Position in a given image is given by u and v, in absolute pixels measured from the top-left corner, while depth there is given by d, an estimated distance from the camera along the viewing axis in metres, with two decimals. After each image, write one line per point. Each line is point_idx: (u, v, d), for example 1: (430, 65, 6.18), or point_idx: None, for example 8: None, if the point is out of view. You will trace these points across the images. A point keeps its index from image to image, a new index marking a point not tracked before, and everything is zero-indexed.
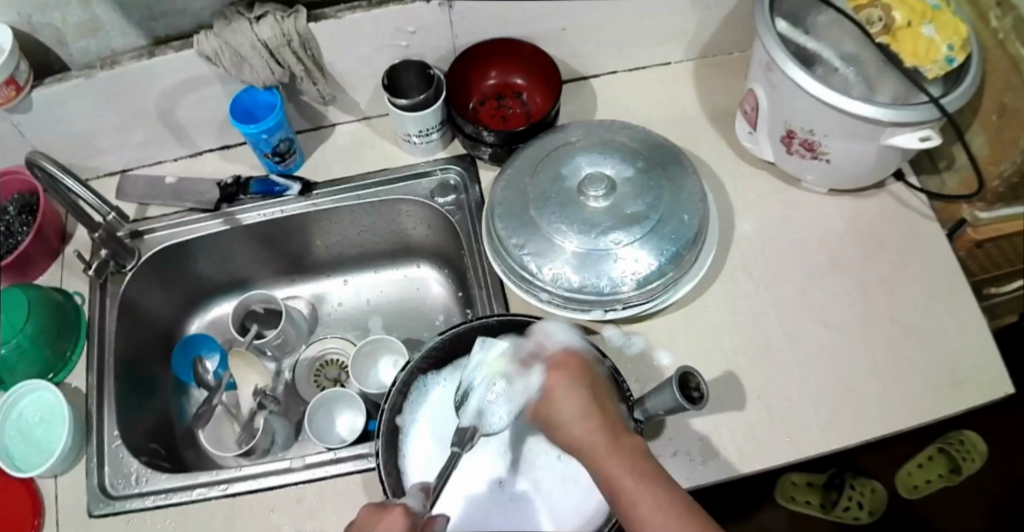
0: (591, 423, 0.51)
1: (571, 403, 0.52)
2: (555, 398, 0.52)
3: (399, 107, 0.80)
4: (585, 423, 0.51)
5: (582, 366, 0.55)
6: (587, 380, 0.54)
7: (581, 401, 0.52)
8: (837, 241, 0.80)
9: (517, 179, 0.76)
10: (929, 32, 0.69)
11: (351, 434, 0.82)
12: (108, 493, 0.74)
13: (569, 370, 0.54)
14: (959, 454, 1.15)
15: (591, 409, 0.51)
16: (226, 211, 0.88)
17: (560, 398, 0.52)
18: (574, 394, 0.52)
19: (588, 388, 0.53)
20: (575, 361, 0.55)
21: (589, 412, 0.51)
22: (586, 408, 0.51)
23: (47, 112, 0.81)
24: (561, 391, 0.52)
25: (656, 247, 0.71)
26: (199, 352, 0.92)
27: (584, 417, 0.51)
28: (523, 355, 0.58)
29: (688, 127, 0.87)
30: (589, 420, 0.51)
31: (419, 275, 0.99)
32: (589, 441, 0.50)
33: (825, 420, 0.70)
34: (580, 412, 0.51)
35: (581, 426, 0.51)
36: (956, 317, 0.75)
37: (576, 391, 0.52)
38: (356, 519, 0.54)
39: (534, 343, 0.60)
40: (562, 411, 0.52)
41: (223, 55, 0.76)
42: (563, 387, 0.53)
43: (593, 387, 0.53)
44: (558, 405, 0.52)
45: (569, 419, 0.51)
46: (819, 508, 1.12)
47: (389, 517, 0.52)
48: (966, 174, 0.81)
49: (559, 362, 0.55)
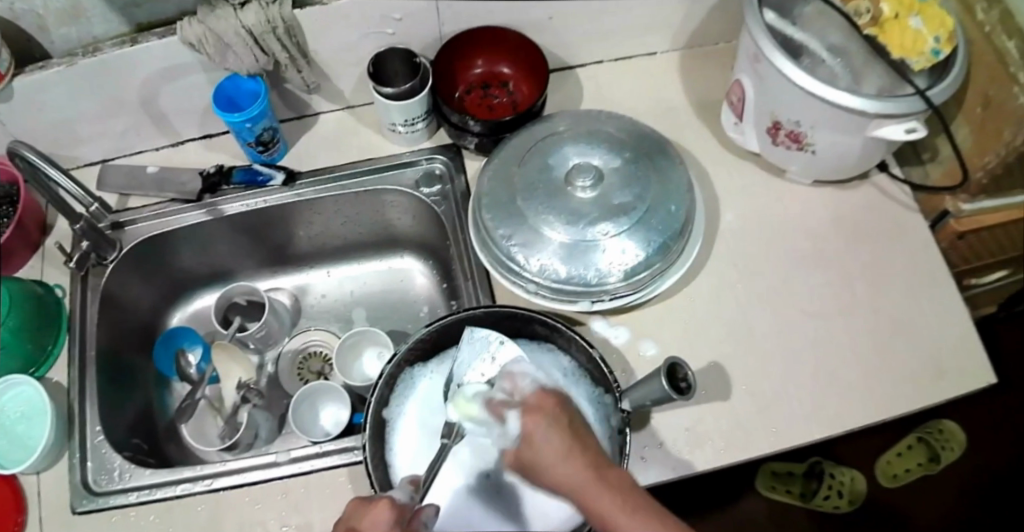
0: (575, 461, 0.46)
1: (552, 444, 0.47)
2: (534, 442, 0.47)
3: (384, 96, 0.79)
4: (567, 462, 0.46)
5: (558, 402, 0.50)
6: (565, 415, 0.49)
7: (561, 438, 0.47)
8: (822, 232, 0.80)
9: (505, 169, 0.75)
10: (916, 24, 0.69)
11: (335, 428, 0.81)
12: (91, 490, 0.73)
13: (547, 413, 0.49)
14: (938, 443, 1.17)
15: (572, 446, 0.46)
16: (209, 202, 0.87)
17: (539, 442, 0.47)
18: (556, 432, 0.47)
19: (567, 421, 0.48)
20: (552, 402, 0.50)
21: (572, 449, 0.46)
22: (565, 447, 0.47)
23: (27, 101, 0.80)
24: (540, 433, 0.48)
25: (644, 238, 0.71)
26: (182, 345, 0.90)
27: (565, 458, 0.46)
28: (496, 400, 0.54)
29: (674, 117, 0.87)
30: (571, 458, 0.46)
31: (403, 267, 0.98)
32: (570, 480, 0.46)
33: (811, 410, 0.70)
34: (560, 452, 0.46)
35: (564, 468, 0.46)
36: (940, 308, 0.75)
37: (555, 429, 0.48)
38: (343, 514, 0.54)
39: (504, 389, 0.55)
40: (539, 452, 0.47)
41: (206, 42, 0.75)
42: (541, 428, 0.48)
43: (574, 424, 0.48)
44: (537, 445, 0.47)
45: (550, 460, 0.46)
46: (798, 498, 1.13)
47: (374, 512, 0.52)
48: (951, 164, 0.82)
49: (534, 405, 0.50)
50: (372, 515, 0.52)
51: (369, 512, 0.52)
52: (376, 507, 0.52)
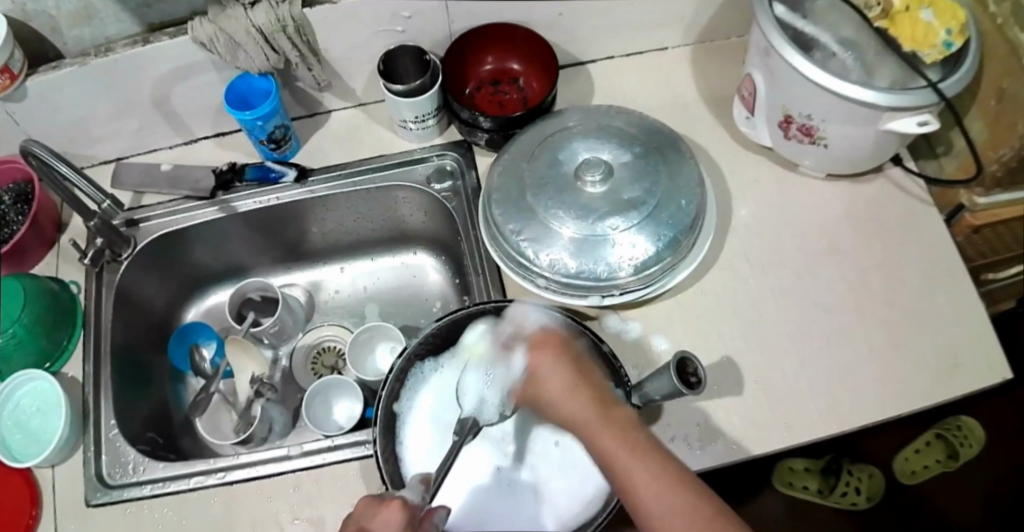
0: (580, 397, 0.51)
1: (556, 380, 0.52)
2: (541, 374, 0.52)
3: (395, 93, 0.79)
4: (572, 395, 0.51)
5: (562, 340, 0.55)
6: (569, 354, 0.54)
7: (567, 375, 0.52)
8: (834, 225, 0.80)
9: (516, 164, 0.75)
10: (927, 17, 0.69)
11: (348, 422, 0.81)
12: (106, 482, 0.74)
13: (550, 348, 0.54)
14: (957, 439, 1.14)
15: (576, 384, 0.51)
16: (222, 199, 0.87)
17: (544, 376, 0.52)
18: (560, 367, 0.52)
19: (573, 360, 0.53)
20: (556, 339, 0.55)
21: (575, 385, 0.51)
22: (571, 384, 0.51)
23: (42, 100, 0.81)
24: (544, 370, 0.52)
25: (654, 233, 0.71)
26: (196, 340, 0.91)
27: (569, 394, 0.51)
28: (503, 342, 0.58)
29: (685, 112, 0.87)
30: (577, 395, 0.51)
31: (416, 263, 0.98)
32: (580, 413, 0.51)
33: (824, 406, 0.69)
34: (564, 387, 0.51)
35: (571, 402, 0.51)
36: (955, 302, 0.74)
37: (558, 367, 0.52)
38: (354, 512, 0.54)
39: (513, 325, 0.59)
40: (549, 389, 0.52)
41: (218, 41, 0.76)
42: (547, 365, 0.52)
43: (578, 362, 0.53)
44: (545, 379, 0.52)
45: (557, 395, 0.51)
46: (817, 494, 1.12)
47: (385, 512, 0.52)
48: (964, 158, 0.81)
49: (540, 341, 0.54)
50: (383, 514, 0.52)
51: (382, 511, 0.52)
52: (387, 507, 0.52)
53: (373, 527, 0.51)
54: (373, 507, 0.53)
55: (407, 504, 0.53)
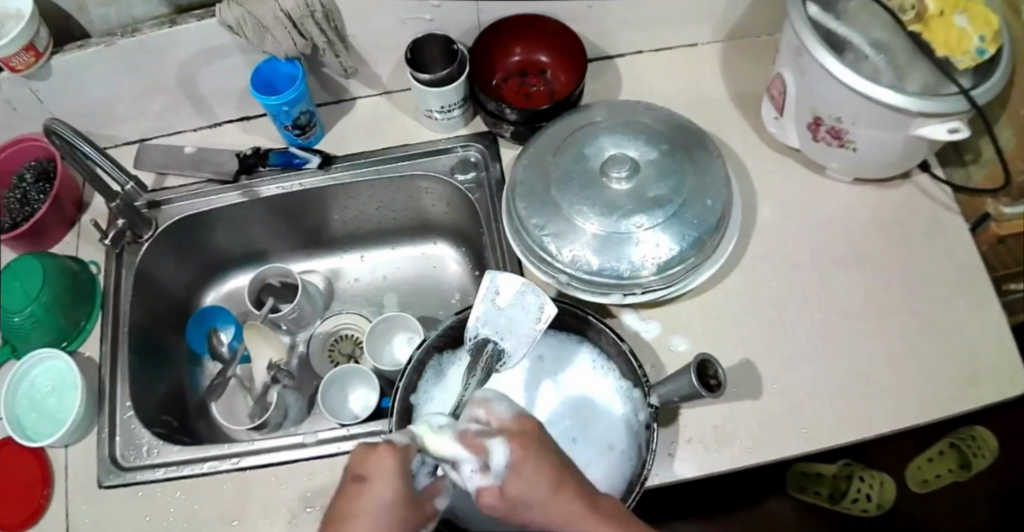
0: (568, 494, 0.45)
1: (537, 485, 0.44)
2: (518, 479, 0.44)
3: (421, 83, 0.79)
4: (559, 494, 0.44)
5: (537, 427, 0.47)
6: (547, 442, 0.47)
7: (551, 472, 0.45)
8: (859, 230, 0.79)
9: (541, 158, 0.75)
10: (961, 22, 0.68)
11: (363, 412, 0.81)
12: (119, 464, 0.74)
13: (530, 440, 0.46)
14: (971, 449, 1.14)
15: (561, 481, 0.45)
16: (245, 183, 0.87)
17: (524, 477, 0.44)
18: (542, 464, 0.45)
19: (554, 453, 0.46)
20: (532, 427, 0.47)
21: (561, 484, 0.45)
22: (557, 483, 0.44)
23: (68, 79, 0.81)
24: (527, 467, 0.44)
25: (679, 232, 0.70)
26: (214, 324, 0.92)
27: (557, 494, 0.44)
28: (467, 426, 0.47)
29: (713, 110, 0.86)
30: (567, 494, 0.45)
31: (435, 253, 0.98)
32: (574, 515, 0.44)
33: (843, 412, 0.69)
34: (550, 487, 0.44)
35: (560, 503, 0.44)
36: (979, 312, 0.74)
37: (542, 462, 0.45)
38: (348, 457, 0.45)
39: (476, 416, 0.48)
40: (530, 492, 0.44)
41: (245, 25, 0.75)
42: (530, 460, 0.44)
43: (558, 454, 0.46)
44: (521, 487, 0.44)
45: (541, 501, 0.44)
46: (828, 500, 1.11)
47: (385, 461, 0.44)
48: (993, 167, 0.80)
49: (518, 429, 0.46)
50: (377, 457, 0.44)
51: (376, 453, 0.44)
52: (381, 448, 0.45)
53: (373, 478, 0.44)
54: (368, 452, 0.45)
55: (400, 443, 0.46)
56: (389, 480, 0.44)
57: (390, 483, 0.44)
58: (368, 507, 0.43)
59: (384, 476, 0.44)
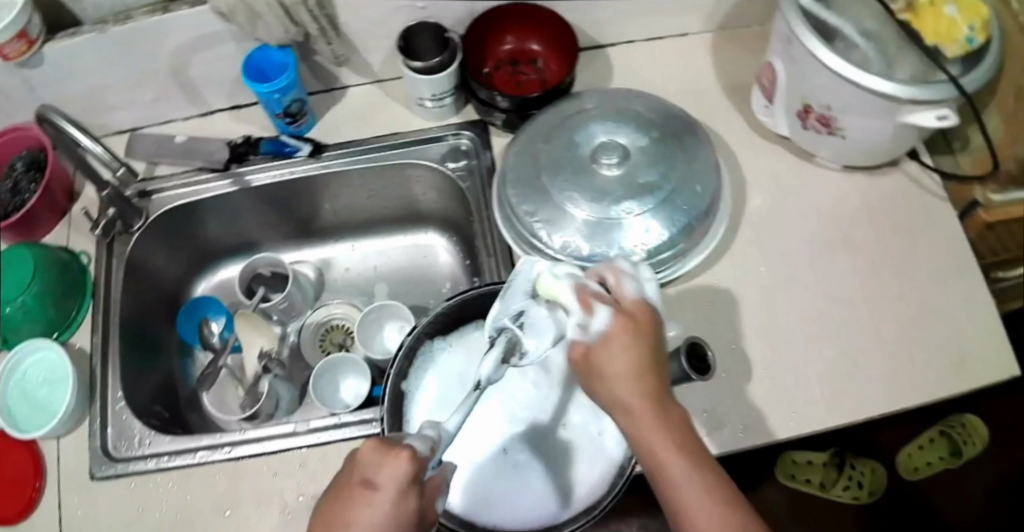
0: (636, 385, 0.48)
1: (622, 361, 0.48)
2: (605, 347, 0.49)
3: (413, 70, 0.79)
4: (633, 380, 0.48)
5: (652, 323, 0.51)
6: (648, 339, 0.50)
7: (637, 358, 0.48)
8: (849, 217, 0.79)
9: (532, 145, 0.75)
10: (951, 12, 0.68)
11: (355, 401, 0.81)
12: (110, 456, 0.74)
13: (635, 324, 0.50)
14: (961, 438, 1.14)
15: (642, 374, 0.48)
16: (236, 172, 0.87)
17: (614, 351, 0.49)
18: (630, 350, 0.49)
19: (651, 348, 0.49)
20: (642, 320, 0.50)
21: (638, 373, 0.48)
22: (637, 366, 0.48)
23: (58, 67, 0.81)
24: (618, 348, 0.49)
25: (669, 218, 0.70)
26: (205, 314, 0.91)
27: (630, 377, 0.48)
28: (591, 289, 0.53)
29: (703, 99, 0.87)
30: (638, 379, 0.48)
31: (427, 242, 0.98)
32: (637, 401, 0.48)
33: (832, 397, 0.70)
34: (632, 369, 0.48)
35: (624, 386, 0.48)
36: (965, 297, 0.74)
37: (636, 348, 0.49)
38: (360, 449, 0.48)
39: (598, 281, 0.54)
40: (611, 363, 0.49)
41: (237, 13, 0.75)
42: (622, 341, 0.49)
43: (655, 352, 0.50)
44: (609, 358, 0.49)
45: (616, 375, 0.48)
46: (818, 487, 1.12)
47: (391, 467, 0.46)
48: (981, 154, 0.81)
49: (629, 312, 0.51)
50: (389, 465, 0.46)
51: (388, 461, 0.46)
52: (397, 457, 0.46)
53: (380, 482, 0.46)
54: (384, 463, 0.46)
55: (416, 454, 0.47)
56: (392, 492, 0.46)
57: (396, 492, 0.46)
58: (368, 513, 0.46)
59: (391, 485, 0.46)
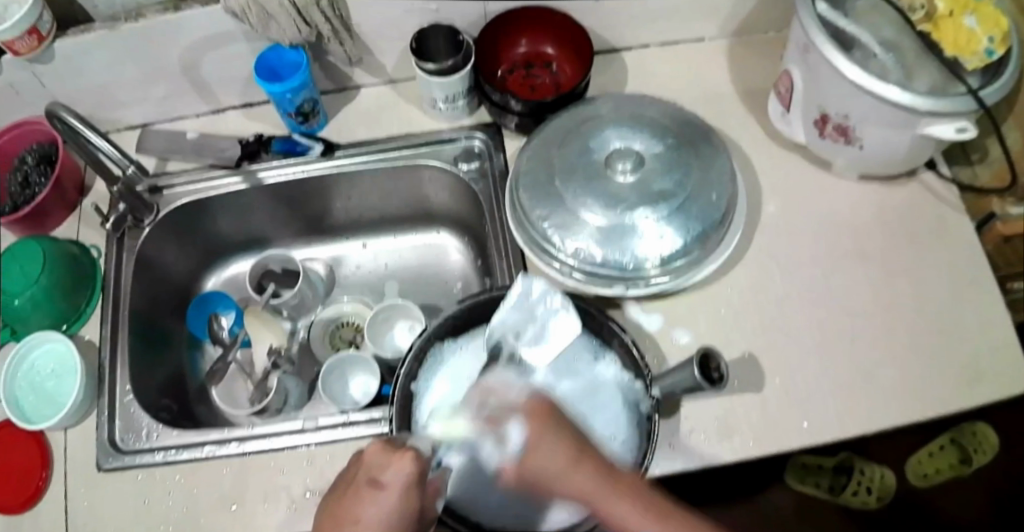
0: (583, 471, 0.54)
1: (557, 457, 0.54)
2: (534, 458, 0.55)
3: (427, 71, 0.79)
4: (573, 469, 0.54)
5: (551, 410, 0.56)
6: (560, 424, 0.56)
7: (566, 453, 0.54)
8: (864, 228, 0.79)
9: (545, 148, 0.75)
10: (970, 23, 0.67)
11: (364, 397, 0.81)
12: (118, 447, 0.74)
13: (540, 421, 0.55)
14: (971, 445, 1.14)
15: (577, 455, 0.54)
16: (247, 169, 0.87)
17: (543, 453, 0.54)
18: (559, 447, 0.54)
19: (564, 431, 0.55)
20: (544, 409, 0.56)
21: (577, 457, 0.54)
22: (570, 456, 0.54)
23: (70, 63, 0.80)
24: (544, 448, 0.54)
25: (683, 226, 0.70)
26: (215, 310, 0.92)
27: (572, 468, 0.54)
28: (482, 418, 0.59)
29: (719, 104, 0.86)
30: (578, 466, 0.54)
31: (438, 242, 0.98)
32: (587, 488, 0.53)
33: (844, 409, 0.69)
34: (566, 462, 0.54)
35: (572, 480, 0.54)
36: (980, 311, 0.73)
37: (558, 443, 0.54)
38: (364, 451, 0.51)
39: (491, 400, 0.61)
40: (544, 464, 0.54)
41: (250, 12, 0.74)
42: (544, 439, 0.54)
43: (570, 435, 0.55)
44: (543, 460, 0.54)
45: (556, 474, 0.54)
46: (828, 492, 1.13)
47: (397, 464, 0.49)
48: (1000, 166, 0.80)
49: (530, 412, 0.56)
50: (395, 464, 0.49)
51: (393, 461, 0.49)
52: (402, 456, 0.49)
53: (387, 479, 0.48)
54: (392, 465, 0.49)
55: (420, 454, 0.50)
56: (396, 490, 0.48)
57: (401, 492, 0.48)
58: (373, 510, 0.48)
59: (396, 484, 0.48)
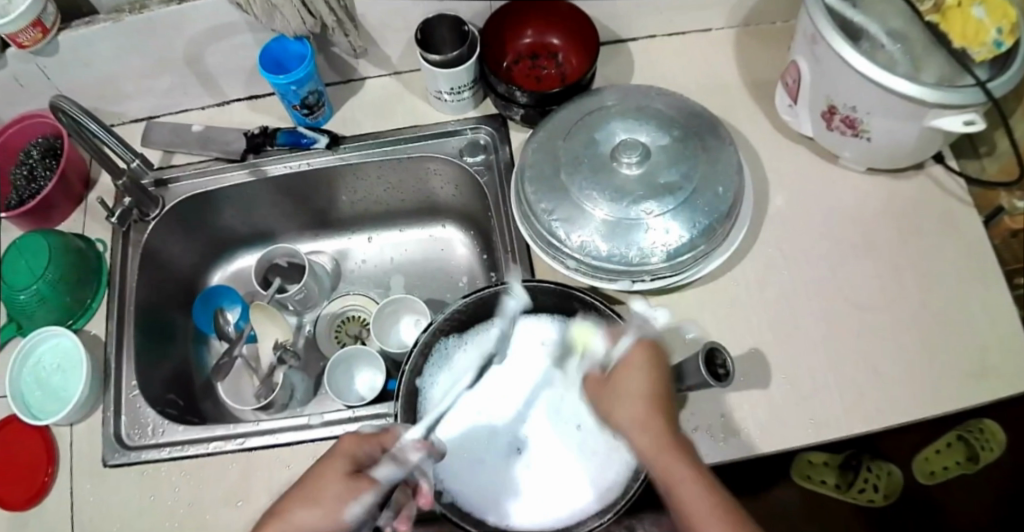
0: (655, 425, 0.53)
1: (636, 388, 0.55)
2: (624, 375, 0.56)
3: (432, 63, 0.79)
4: (644, 406, 0.54)
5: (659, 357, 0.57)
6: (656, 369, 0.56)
7: (648, 384, 0.55)
8: (871, 221, 0.78)
9: (551, 141, 0.75)
10: (979, 14, 0.67)
11: (369, 393, 0.81)
12: (124, 443, 0.74)
13: (646, 354, 0.57)
14: (978, 442, 1.13)
15: (654, 400, 0.54)
16: (252, 162, 0.87)
17: (626, 377, 0.56)
18: (640, 376, 0.55)
19: (659, 376, 0.56)
20: (652, 350, 0.57)
21: (648, 403, 0.54)
22: (647, 395, 0.54)
23: (75, 55, 0.80)
24: (630, 375, 0.56)
25: (689, 220, 0.70)
26: (221, 303, 0.92)
27: (643, 404, 0.54)
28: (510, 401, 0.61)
29: (726, 96, 0.86)
30: (649, 410, 0.54)
31: (444, 236, 0.98)
32: (647, 426, 0.53)
33: (850, 403, 0.69)
34: (642, 395, 0.54)
35: (638, 408, 0.54)
36: (987, 305, 0.73)
37: (653, 376, 0.55)
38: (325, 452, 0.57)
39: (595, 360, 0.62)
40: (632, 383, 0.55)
41: (253, 3, 0.74)
42: (639, 367, 0.56)
43: (662, 382, 0.55)
44: (625, 381, 0.55)
45: (631, 399, 0.54)
46: (835, 489, 1.13)
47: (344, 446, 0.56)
48: (1008, 160, 0.80)
49: (641, 344, 0.58)
50: (342, 447, 0.55)
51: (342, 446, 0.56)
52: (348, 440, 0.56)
53: (335, 458, 0.55)
54: (358, 445, 0.56)
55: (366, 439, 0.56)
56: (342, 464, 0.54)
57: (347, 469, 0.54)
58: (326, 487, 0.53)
59: (342, 461, 0.54)
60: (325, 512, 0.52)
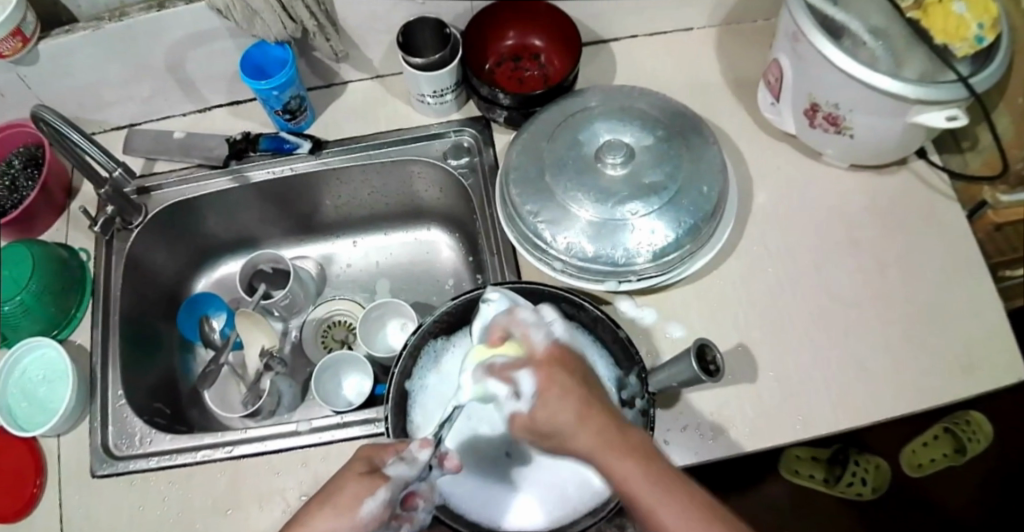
0: (587, 431, 0.47)
1: (564, 404, 0.48)
2: (547, 402, 0.48)
3: (414, 66, 0.78)
4: (580, 423, 0.47)
5: (567, 358, 0.51)
6: (578, 374, 0.50)
7: (575, 402, 0.48)
8: (856, 218, 0.78)
9: (535, 143, 0.74)
10: (960, 9, 0.66)
11: (358, 398, 0.80)
12: (111, 454, 0.73)
13: (556, 368, 0.49)
14: (965, 434, 1.14)
15: (585, 407, 0.48)
16: (236, 168, 0.87)
17: (553, 403, 0.48)
18: (566, 393, 0.48)
19: (580, 381, 0.49)
20: (563, 360, 0.50)
21: (582, 413, 0.47)
22: (576, 408, 0.47)
23: (55, 64, 0.80)
24: (551, 397, 0.48)
25: (674, 220, 0.69)
26: (205, 311, 0.91)
27: (580, 421, 0.47)
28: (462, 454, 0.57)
29: (708, 94, 0.86)
30: (588, 419, 0.47)
31: (429, 238, 0.97)
32: (596, 444, 0.47)
33: (838, 400, 0.69)
34: (575, 414, 0.47)
35: (570, 423, 0.47)
36: (972, 300, 0.73)
37: (571, 389, 0.48)
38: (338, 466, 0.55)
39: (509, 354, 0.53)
40: (556, 417, 0.48)
41: (234, 9, 0.73)
42: (555, 389, 0.48)
43: (586, 382, 0.50)
44: (550, 405, 0.48)
45: (567, 424, 0.47)
46: (822, 483, 1.12)
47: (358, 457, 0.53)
48: (991, 154, 0.80)
49: (544, 361, 0.50)
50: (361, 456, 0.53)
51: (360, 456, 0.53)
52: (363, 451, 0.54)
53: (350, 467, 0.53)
54: (377, 451, 0.54)
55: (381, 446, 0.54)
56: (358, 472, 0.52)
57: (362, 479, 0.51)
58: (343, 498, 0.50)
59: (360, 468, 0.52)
60: (343, 512, 0.50)
